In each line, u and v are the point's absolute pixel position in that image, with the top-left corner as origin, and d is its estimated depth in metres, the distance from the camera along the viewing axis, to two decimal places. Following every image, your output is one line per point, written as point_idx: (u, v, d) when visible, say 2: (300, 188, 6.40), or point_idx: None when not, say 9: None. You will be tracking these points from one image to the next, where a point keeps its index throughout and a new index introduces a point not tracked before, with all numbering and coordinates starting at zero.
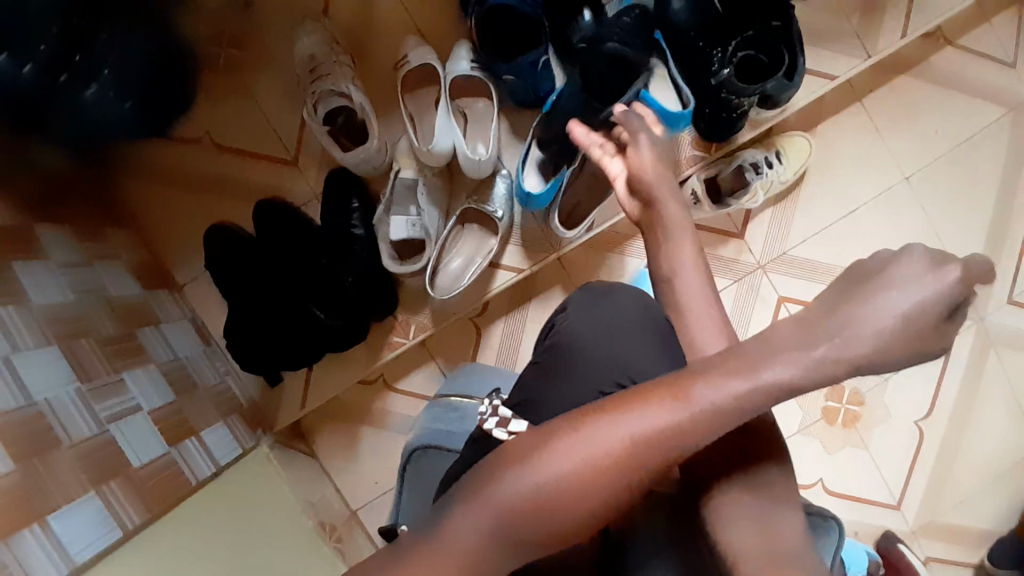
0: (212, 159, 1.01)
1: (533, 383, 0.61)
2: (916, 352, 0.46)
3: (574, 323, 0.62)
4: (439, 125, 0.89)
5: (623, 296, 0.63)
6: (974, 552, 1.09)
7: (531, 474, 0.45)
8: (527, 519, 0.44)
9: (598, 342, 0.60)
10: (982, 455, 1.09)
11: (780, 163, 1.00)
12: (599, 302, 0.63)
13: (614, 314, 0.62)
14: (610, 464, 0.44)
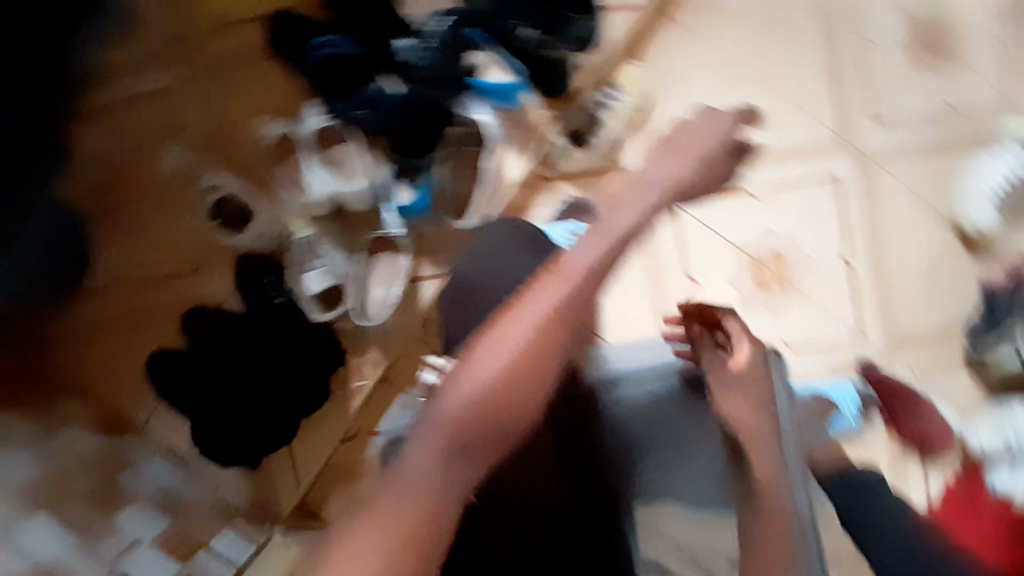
0: (128, 296, 1.02)
1: (458, 313, 0.80)
2: (713, 173, 0.76)
3: (471, 265, 0.84)
4: (311, 176, 0.97)
5: (495, 235, 0.85)
6: (947, 348, 1.16)
7: (464, 389, 0.53)
8: (480, 422, 0.52)
9: (490, 266, 0.81)
10: (912, 263, 1.17)
11: (621, 92, 1.08)
12: (484, 247, 0.85)
13: (495, 248, 0.83)
14: (525, 346, 0.55)
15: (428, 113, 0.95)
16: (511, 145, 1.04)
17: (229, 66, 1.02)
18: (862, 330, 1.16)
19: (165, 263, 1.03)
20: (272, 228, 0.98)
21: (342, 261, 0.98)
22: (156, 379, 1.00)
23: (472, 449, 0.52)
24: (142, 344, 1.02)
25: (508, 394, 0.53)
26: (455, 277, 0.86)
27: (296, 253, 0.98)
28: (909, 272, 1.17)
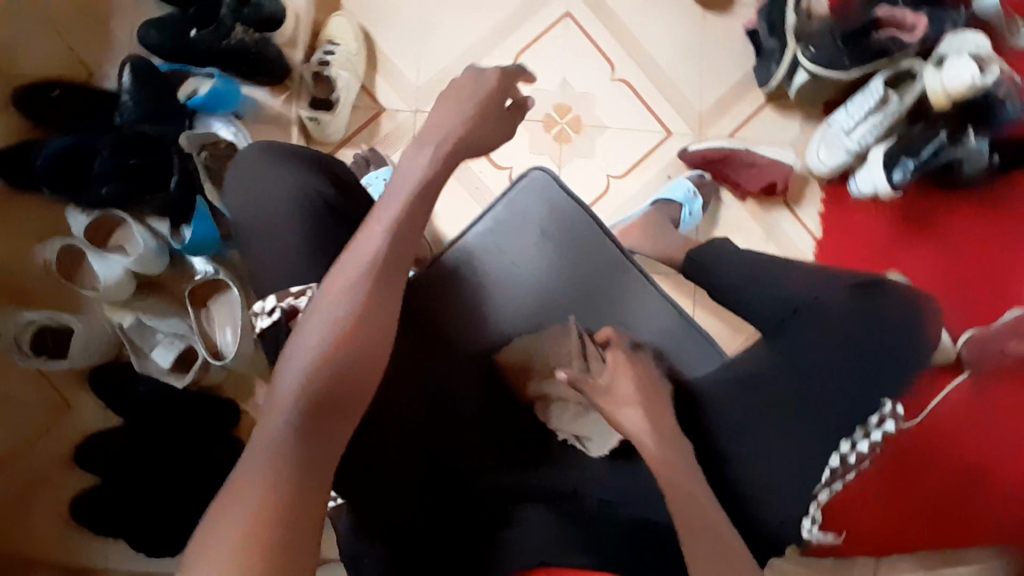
0: (18, 469, 1.02)
1: (258, 270, 0.70)
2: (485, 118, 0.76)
3: (239, 214, 0.72)
4: (99, 265, 0.96)
5: (248, 171, 0.72)
6: (744, 102, 1.24)
7: (308, 347, 0.56)
8: (333, 379, 0.56)
9: (255, 209, 0.71)
10: (675, 49, 1.23)
11: (338, 43, 1.11)
12: (243, 186, 0.72)
13: (252, 187, 0.72)
14: (358, 302, 0.60)
15: (154, 153, 0.97)
16: (270, 142, 1.10)
17: None
18: (668, 127, 1.22)
19: (37, 421, 1.03)
20: (97, 330, 1.00)
21: (181, 322, 1.02)
22: (84, 521, 0.99)
23: (328, 409, 0.55)
24: (58, 501, 1.02)
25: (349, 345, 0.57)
26: (237, 222, 0.72)
27: (131, 337, 1.00)
28: (678, 58, 1.23)
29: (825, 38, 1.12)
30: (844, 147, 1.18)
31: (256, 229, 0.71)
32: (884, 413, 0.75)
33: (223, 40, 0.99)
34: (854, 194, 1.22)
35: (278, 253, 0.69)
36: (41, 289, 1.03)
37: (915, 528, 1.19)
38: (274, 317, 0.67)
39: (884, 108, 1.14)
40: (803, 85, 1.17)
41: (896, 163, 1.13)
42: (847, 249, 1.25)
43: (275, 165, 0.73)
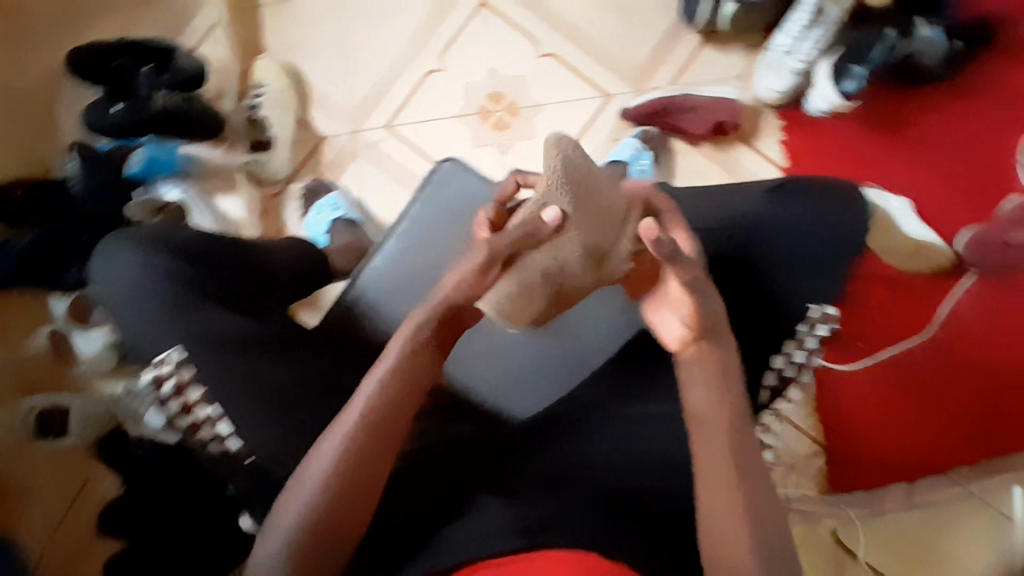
0: (48, 550, 1.06)
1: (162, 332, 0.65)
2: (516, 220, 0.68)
3: (111, 304, 0.69)
4: (88, 341, 1.03)
5: (110, 262, 0.70)
6: (683, 45, 1.20)
7: (314, 479, 0.57)
8: (328, 520, 0.56)
9: (123, 291, 0.68)
10: (600, 10, 1.22)
11: (265, 83, 1.14)
12: (104, 279, 0.69)
13: (113, 276, 0.69)
14: (367, 433, 0.58)
15: (108, 225, 1.03)
16: (219, 192, 1.13)
17: None
18: (606, 90, 1.21)
19: (60, 501, 1.09)
20: (95, 402, 1.06)
21: None
22: None
23: (338, 509, 0.57)
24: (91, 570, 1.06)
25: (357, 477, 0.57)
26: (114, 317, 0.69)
27: (128, 400, 1.05)
28: (603, 18, 1.22)
29: None
30: (788, 67, 1.14)
31: (124, 323, 0.67)
32: (811, 320, 0.71)
33: (142, 109, 1.03)
34: (812, 113, 1.17)
35: (148, 338, 0.66)
36: (40, 377, 1.11)
37: (937, 441, 1.16)
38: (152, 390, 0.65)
39: (823, 18, 1.12)
40: (733, 13, 1.13)
41: (846, 74, 1.09)
42: (817, 166, 1.19)
43: (132, 254, 0.69)
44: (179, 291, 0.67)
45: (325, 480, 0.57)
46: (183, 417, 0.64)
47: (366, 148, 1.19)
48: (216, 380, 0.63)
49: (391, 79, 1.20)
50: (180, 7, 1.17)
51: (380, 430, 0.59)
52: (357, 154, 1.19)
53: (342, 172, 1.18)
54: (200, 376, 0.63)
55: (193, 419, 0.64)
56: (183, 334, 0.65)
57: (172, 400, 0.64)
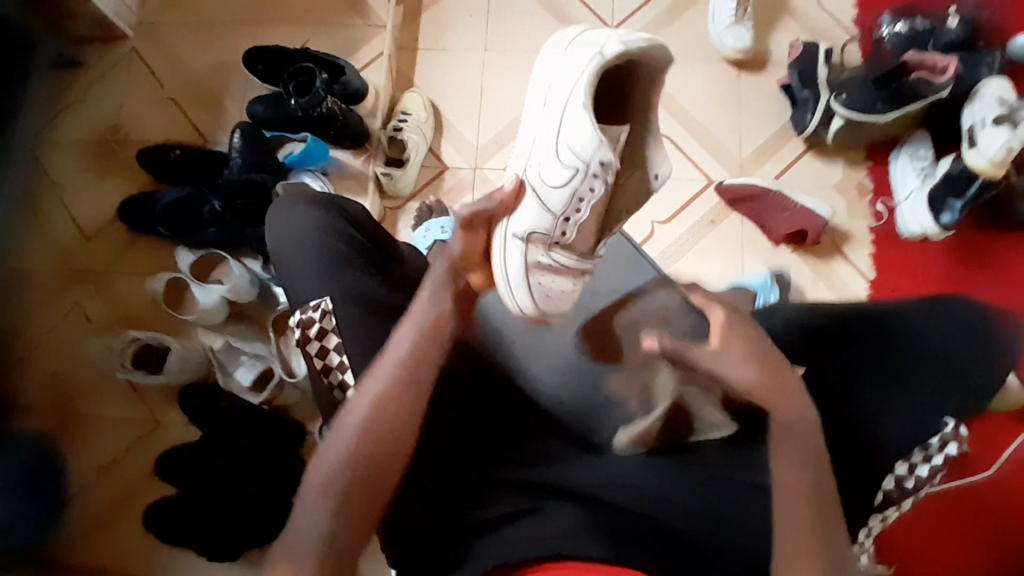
0: (97, 483, 1.16)
1: (296, 280, 0.86)
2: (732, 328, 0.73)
3: (271, 242, 0.91)
4: (200, 292, 1.13)
5: (303, 217, 0.89)
6: (784, 150, 1.29)
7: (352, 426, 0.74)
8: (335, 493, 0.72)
9: (289, 245, 0.88)
10: (713, 106, 1.32)
11: (412, 113, 1.31)
12: (289, 214, 0.90)
13: (292, 230, 0.89)
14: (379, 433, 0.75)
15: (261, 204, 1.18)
16: (349, 194, 1.29)
17: (107, 262, 1.25)
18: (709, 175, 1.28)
19: (123, 438, 1.18)
20: (192, 350, 1.15)
21: (263, 346, 1.17)
22: (157, 525, 1.11)
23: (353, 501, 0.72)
24: (136, 521, 1.14)
25: (365, 456, 0.73)
26: (270, 245, 0.91)
27: (221, 357, 1.15)
28: (714, 114, 1.32)
29: (856, 85, 1.19)
30: (517, 232, 0.85)
31: (285, 263, 0.88)
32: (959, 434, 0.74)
33: (314, 108, 1.17)
34: (902, 233, 1.20)
35: (310, 285, 0.85)
36: (144, 318, 1.22)
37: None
38: (297, 328, 0.83)
39: (902, 165, 1.22)
40: (841, 129, 1.22)
41: (942, 205, 1.14)
42: (922, 283, 1.18)
43: (306, 202, 0.91)
44: (331, 247, 0.87)
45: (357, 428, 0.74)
46: (318, 358, 0.82)
47: (480, 182, 1.31)
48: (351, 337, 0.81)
49: (514, 130, 1.32)
50: (349, 36, 1.35)
51: (415, 366, 0.78)
52: (472, 188, 1.31)
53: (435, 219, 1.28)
54: (340, 328, 0.81)
55: (327, 361, 0.81)
56: (336, 288, 0.83)
57: (312, 340, 0.81)
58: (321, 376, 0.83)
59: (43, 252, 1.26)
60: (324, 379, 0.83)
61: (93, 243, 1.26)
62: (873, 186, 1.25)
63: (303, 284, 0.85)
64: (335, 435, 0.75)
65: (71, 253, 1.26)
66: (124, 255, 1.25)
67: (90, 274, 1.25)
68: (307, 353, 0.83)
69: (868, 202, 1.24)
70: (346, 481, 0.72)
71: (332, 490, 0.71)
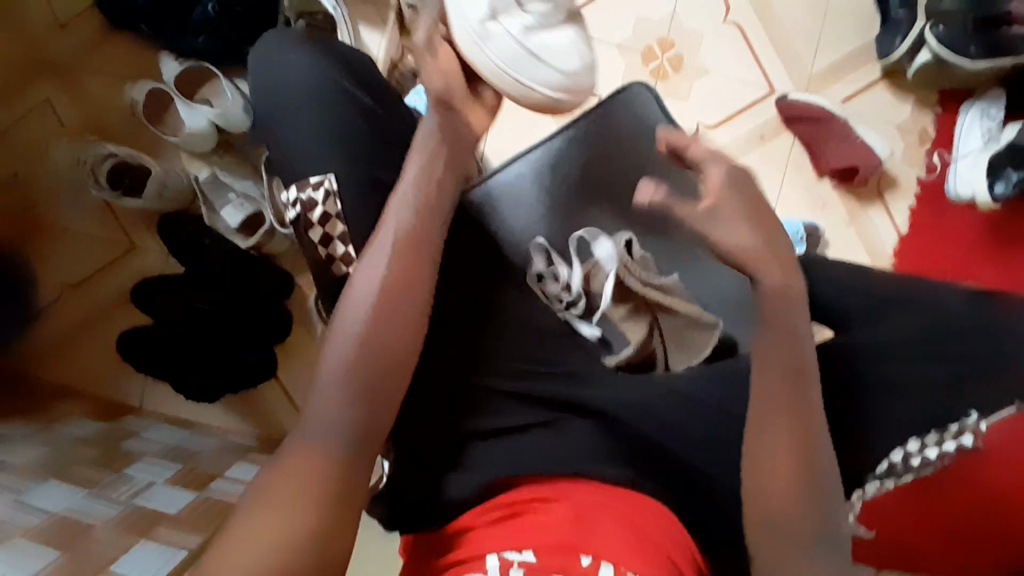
0: (67, 300, 1.09)
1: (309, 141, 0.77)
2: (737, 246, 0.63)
3: (259, 92, 0.79)
4: (184, 114, 1.00)
5: (306, 61, 0.78)
6: (858, 71, 1.16)
7: (360, 303, 0.65)
8: (354, 378, 0.62)
9: (294, 95, 0.77)
10: (792, 6, 1.17)
11: None
12: (285, 56, 0.78)
13: (298, 78, 0.77)
14: (393, 298, 0.65)
15: (261, 16, 1.03)
16: (367, 25, 1.12)
17: (82, 54, 1.09)
18: (771, 84, 1.16)
19: (94, 258, 1.10)
20: (174, 176, 1.04)
21: (253, 186, 1.06)
22: (131, 354, 1.07)
23: (376, 386, 0.62)
24: (106, 345, 1.09)
25: (381, 329, 0.64)
26: (259, 94, 0.79)
27: (206, 190, 1.04)
28: (791, 17, 1.17)
29: (957, 16, 1.04)
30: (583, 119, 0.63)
31: (278, 116, 0.77)
32: (964, 425, 0.74)
33: None
34: (951, 197, 1.13)
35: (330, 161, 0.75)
36: (121, 131, 1.09)
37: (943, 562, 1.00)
38: (296, 209, 0.74)
39: (970, 121, 1.12)
40: (924, 65, 1.09)
41: (1000, 175, 1.07)
42: (949, 253, 1.13)
43: (303, 44, 0.79)
44: (354, 108, 0.77)
45: (370, 303, 0.65)
46: (321, 246, 0.75)
47: None
48: (367, 221, 0.74)
49: None
50: None
51: (419, 234, 0.69)
52: None
53: None
54: (345, 212, 0.74)
55: (330, 250, 0.74)
56: (357, 163, 0.75)
57: (314, 225, 0.74)
58: (327, 268, 0.75)
59: (12, 31, 1.09)
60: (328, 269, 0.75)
61: (68, 30, 1.09)
62: (936, 134, 1.15)
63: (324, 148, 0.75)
64: (342, 321, 0.64)
65: (42, 39, 1.09)
66: (105, 52, 1.09)
67: (65, 67, 1.09)
68: (309, 241, 0.75)
69: (925, 151, 1.16)
70: (367, 362, 0.63)
71: (347, 370, 0.62)
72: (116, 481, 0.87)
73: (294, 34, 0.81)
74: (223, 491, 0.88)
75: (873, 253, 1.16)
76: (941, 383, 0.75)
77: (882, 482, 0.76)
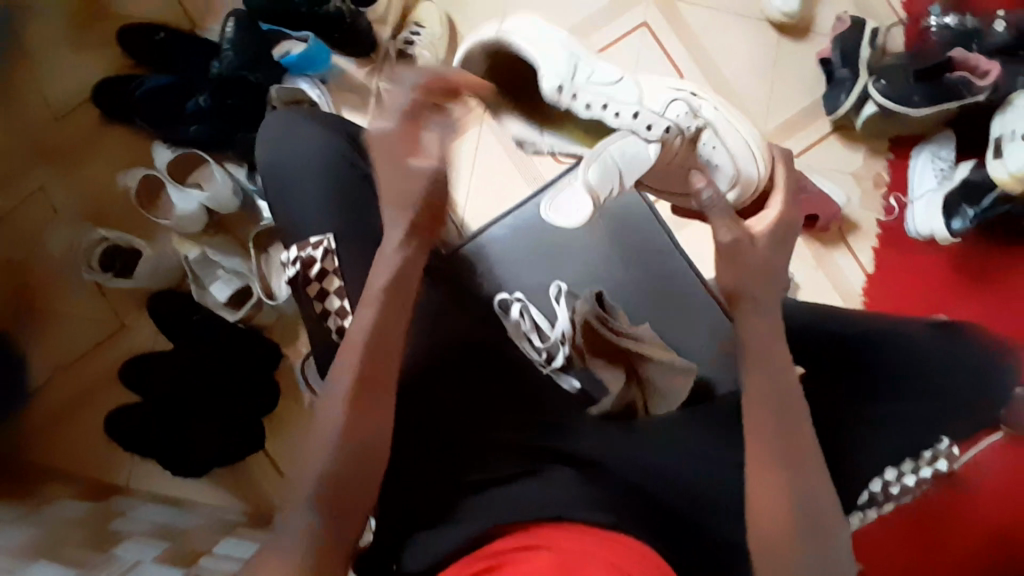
0: (58, 381, 1.11)
1: (292, 211, 0.81)
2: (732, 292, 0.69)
3: (263, 157, 0.85)
4: (177, 198, 1.05)
5: (305, 131, 0.84)
6: (810, 125, 1.24)
7: (329, 408, 0.65)
8: (327, 489, 0.61)
9: (291, 162, 0.83)
10: (743, 71, 1.26)
11: (424, 28, 1.18)
12: (287, 127, 0.85)
13: (296, 146, 0.83)
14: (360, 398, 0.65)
15: (250, 103, 1.10)
16: (349, 108, 1.19)
17: (80, 147, 1.15)
18: None
19: (86, 340, 1.12)
20: (165, 256, 1.09)
21: (242, 262, 1.10)
22: (120, 433, 1.08)
23: (350, 483, 0.62)
24: (95, 426, 1.10)
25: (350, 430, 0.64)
26: (260, 163, 0.85)
27: (196, 269, 1.08)
28: (743, 80, 1.26)
29: (897, 73, 1.14)
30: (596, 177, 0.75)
31: (280, 184, 0.83)
32: (937, 451, 0.78)
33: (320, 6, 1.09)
34: (912, 235, 1.19)
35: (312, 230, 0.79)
36: (115, 217, 1.14)
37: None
38: (296, 266, 0.77)
39: (922, 164, 1.19)
40: (872, 116, 1.17)
41: (956, 212, 1.12)
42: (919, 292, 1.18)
43: (305, 120, 0.85)
44: (338, 176, 0.82)
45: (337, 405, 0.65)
46: (317, 301, 0.76)
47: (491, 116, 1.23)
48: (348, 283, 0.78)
49: None
50: None
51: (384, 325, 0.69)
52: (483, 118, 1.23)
53: None
54: (343, 270, 0.77)
55: (325, 304, 0.76)
56: (339, 224, 0.79)
57: (312, 281, 0.76)
58: (321, 322, 0.77)
59: (8, 125, 1.15)
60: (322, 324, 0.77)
61: (65, 125, 1.16)
62: (890, 179, 1.22)
63: (307, 216, 0.80)
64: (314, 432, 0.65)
65: (42, 133, 1.16)
66: (101, 143, 1.16)
67: (62, 159, 1.15)
68: (306, 296, 0.77)
69: (882, 195, 1.22)
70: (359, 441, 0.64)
71: (330, 475, 0.62)
72: (103, 561, 0.85)
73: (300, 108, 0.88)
74: (212, 566, 0.86)
75: (843, 294, 1.20)
76: (913, 410, 0.77)
77: (866, 513, 0.77)
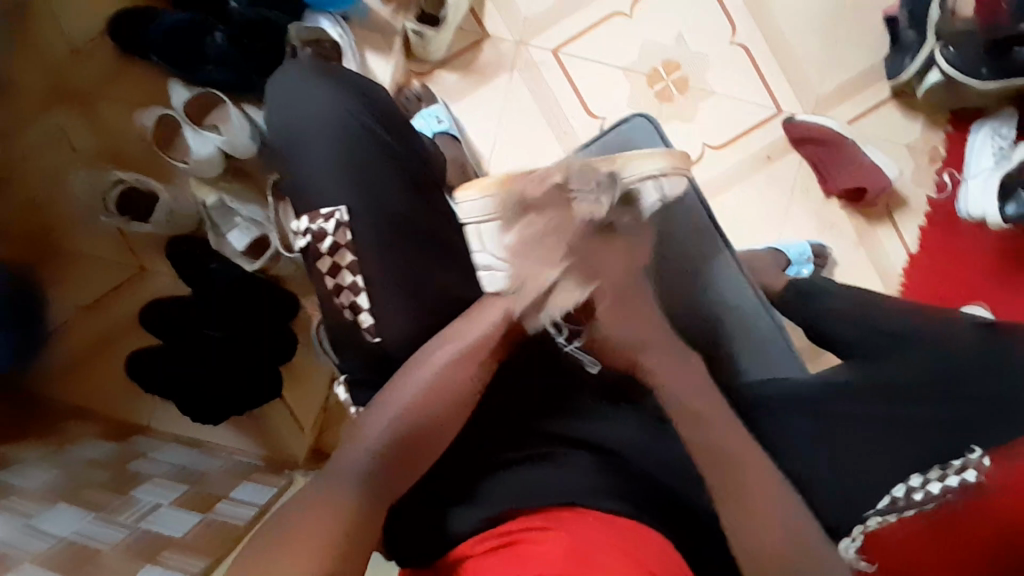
0: (80, 321, 1.12)
1: (304, 175, 0.77)
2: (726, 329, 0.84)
3: (280, 117, 0.80)
4: (193, 141, 1.01)
5: (322, 92, 0.79)
6: (868, 90, 1.15)
7: (419, 385, 0.70)
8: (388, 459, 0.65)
9: (305, 125, 0.78)
10: (800, 26, 1.16)
11: None
12: (305, 87, 0.80)
13: (311, 108, 0.78)
14: (447, 402, 0.69)
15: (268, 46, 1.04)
16: (372, 50, 1.12)
17: (95, 80, 1.11)
18: (779, 105, 1.16)
19: (105, 282, 1.12)
20: (182, 202, 1.06)
21: (260, 210, 1.07)
22: (140, 376, 1.09)
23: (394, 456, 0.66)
24: (116, 367, 1.11)
25: (423, 418, 0.68)
26: (278, 122, 0.80)
27: (213, 216, 1.06)
28: (799, 36, 1.16)
29: (968, 40, 1.03)
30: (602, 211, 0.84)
31: (301, 151, 0.78)
32: (967, 460, 0.72)
33: None
34: (962, 217, 1.11)
35: (331, 195, 0.76)
36: (132, 157, 1.11)
37: None
38: (307, 238, 0.76)
39: (981, 140, 1.10)
40: (934, 85, 1.07)
41: (1010, 194, 1.04)
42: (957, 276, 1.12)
43: (325, 80, 0.80)
44: (354, 142, 0.77)
45: (426, 389, 0.69)
46: (330, 276, 0.77)
47: (523, 62, 1.15)
48: (368, 254, 0.75)
49: (573, 7, 1.15)
50: None
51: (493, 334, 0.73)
52: (513, 67, 1.15)
53: (468, 96, 1.14)
54: (356, 245, 0.75)
55: (338, 280, 0.76)
56: (364, 193, 0.76)
57: (325, 256, 0.75)
58: (332, 295, 0.77)
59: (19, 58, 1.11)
60: (334, 299, 0.77)
61: (79, 59, 1.11)
62: (946, 154, 1.14)
63: (322, 183, 0.76)
64: (394, 397, 0.70)
65: (52, 65, 1.11)
66: (117, 79, 1.11)
67: (75, 93, 1.11)
68: (318, 270, 0.77)
69: (935, 171, 1.14)
70: (418, 418, 0.68)
71: (386, 443, 0.66)
72: (124, 503, 0.88)
73: (324, 65, 0.83)
74: (228, 514, 0.89)
75: (881, 273, 1.14)
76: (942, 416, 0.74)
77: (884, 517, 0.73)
